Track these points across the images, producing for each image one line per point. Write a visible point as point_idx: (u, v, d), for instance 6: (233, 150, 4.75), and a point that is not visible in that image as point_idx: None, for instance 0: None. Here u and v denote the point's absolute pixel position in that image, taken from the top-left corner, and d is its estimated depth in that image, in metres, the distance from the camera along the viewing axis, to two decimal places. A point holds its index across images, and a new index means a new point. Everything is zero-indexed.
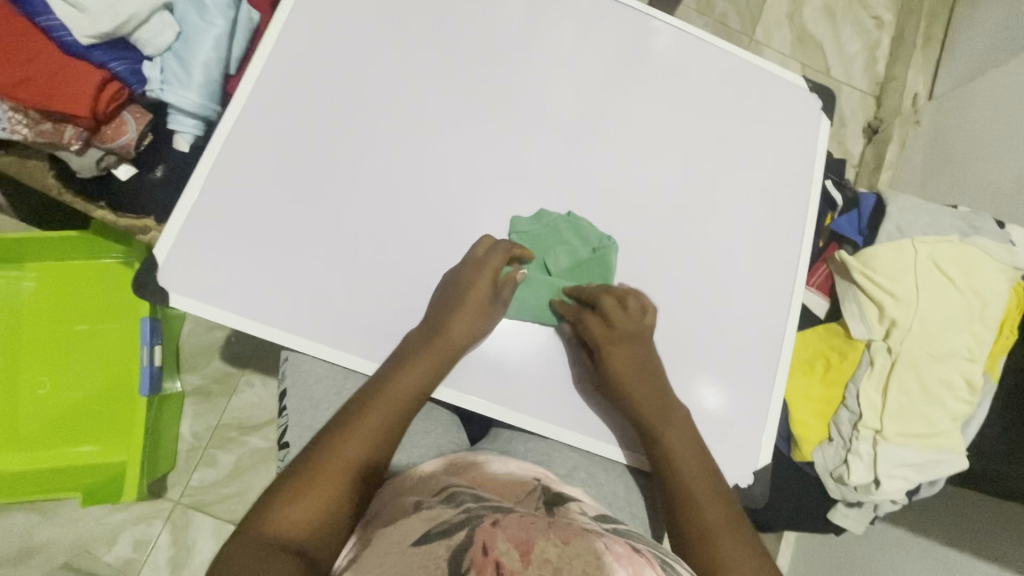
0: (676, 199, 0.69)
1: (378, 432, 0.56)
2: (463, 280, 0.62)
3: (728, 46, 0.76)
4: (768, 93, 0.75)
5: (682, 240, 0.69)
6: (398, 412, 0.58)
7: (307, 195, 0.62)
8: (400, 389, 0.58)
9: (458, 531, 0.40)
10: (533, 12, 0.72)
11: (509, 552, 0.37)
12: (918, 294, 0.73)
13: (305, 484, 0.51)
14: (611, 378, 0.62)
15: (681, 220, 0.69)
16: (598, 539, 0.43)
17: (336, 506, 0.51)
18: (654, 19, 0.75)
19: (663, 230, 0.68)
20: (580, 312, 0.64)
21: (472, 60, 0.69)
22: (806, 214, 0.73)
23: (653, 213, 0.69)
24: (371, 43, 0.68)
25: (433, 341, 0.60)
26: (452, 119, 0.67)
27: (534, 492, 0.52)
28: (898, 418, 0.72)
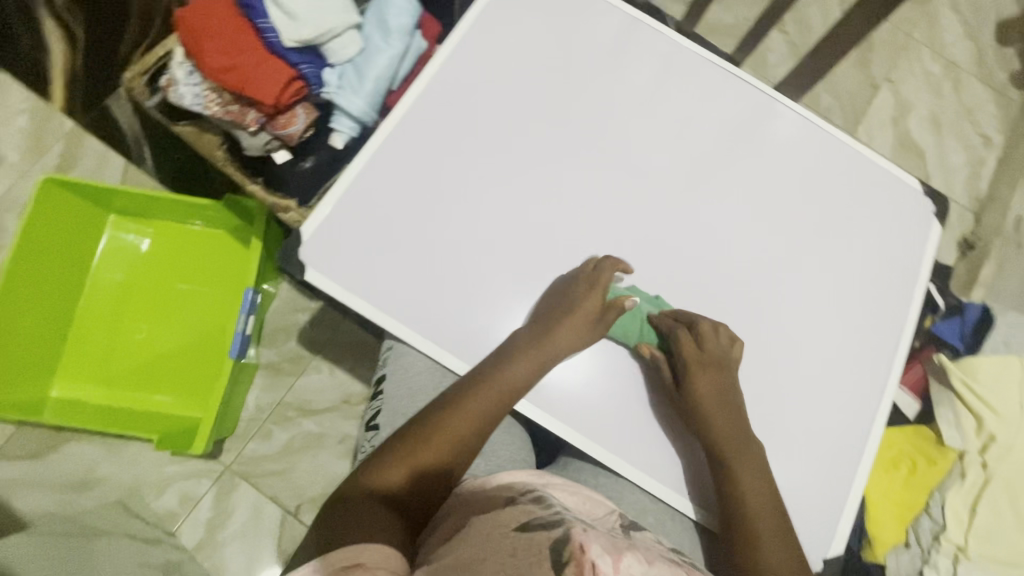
0: (779, 272, 0.72)
1: (472, 422, 0.62)
2: (568, 294, 0.66)
3: (848, 138, 0.79)
4: (882, 188, 0.78)
5: (779, 313, 0.70)
6: (496, 404, 0.63)
7: (441, 205, 0.68)
8: (495, 386, 0.63)
9: (555, 527, 0.46)
10: (667, 79, 0.79)
11: (603, 556, 0.42)
12: (1017, 416, 0.76)
13: (405, 454, 0.60)
14: (691, 400, 0.65)
15: (780, 293, 0.71)
16: (677, 565, 0.47)
17: (428, 473, 0.60)
18: (779, 102, 0.79)
19: (762, 300, 0.70)
20: (674, 330, 0.67)
21: (605, 112, 0.76)
22: (908, 311, 0.73)
23: (754, 281, 0.71)
24: (518, 83, 0.75)
25: (537, 343, 0.64)
26: (580, 161, 0.73)
27: (608, 518, 0.57)
28: (981, 539, 0.74)
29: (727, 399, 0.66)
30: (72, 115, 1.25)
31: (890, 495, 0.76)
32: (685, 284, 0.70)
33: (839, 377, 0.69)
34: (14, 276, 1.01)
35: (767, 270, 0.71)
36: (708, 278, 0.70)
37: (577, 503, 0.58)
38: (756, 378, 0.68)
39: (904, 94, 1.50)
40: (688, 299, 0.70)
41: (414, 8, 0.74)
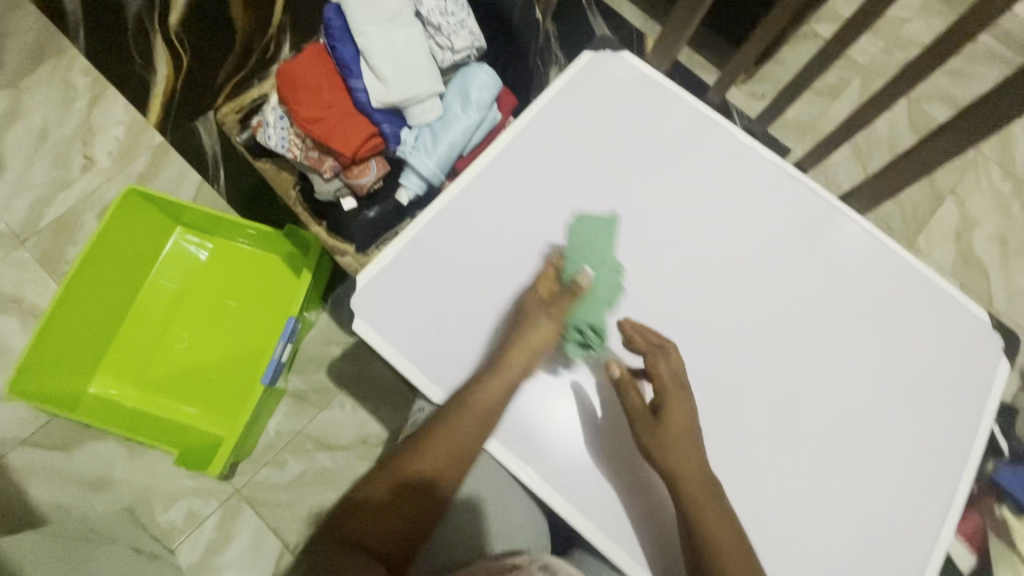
0: (820, 395, 0.71)
1: (444, 454, 0.63)
2: (524, 296, 0.69)
3: (914, 260, 0.77)
4: (943, 316, 0.75)
5: (815, 437, 0.70)
6: (467, 435, 0.63)
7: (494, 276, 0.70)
8: (465, 414, 0.63)
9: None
10: (730, 180, 0.80)
11: None
12: None
13: (384, 487, 0.62)
14: (665, 430, 0.63)
15: (818, 416, 0.71)
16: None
17: (407, 514, 0.61)
18: (844, 214, 0.79)
19: (799, 421, 0.70)
20: (651, 349, 0.67)
21: (664, 206, 0.77)
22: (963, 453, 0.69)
23: (793, 402, 0.71)
24: (584, 166, 0.78)
25: (502, 363, 0.64)
26: (634, 254, 0.75)
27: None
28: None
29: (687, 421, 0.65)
30: (163, 131, 1.35)
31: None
32: (723, 390, 0.71)
33: (873, 514, 0.67)
34: (81, 274, 1.07)
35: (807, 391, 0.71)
36: (745, 391, 0.71)
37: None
38: (786, 500, 0.67)
39: (970, 209, 1.46)
40: (723, 406, 0.70)
41: (496, 83, 0.78)
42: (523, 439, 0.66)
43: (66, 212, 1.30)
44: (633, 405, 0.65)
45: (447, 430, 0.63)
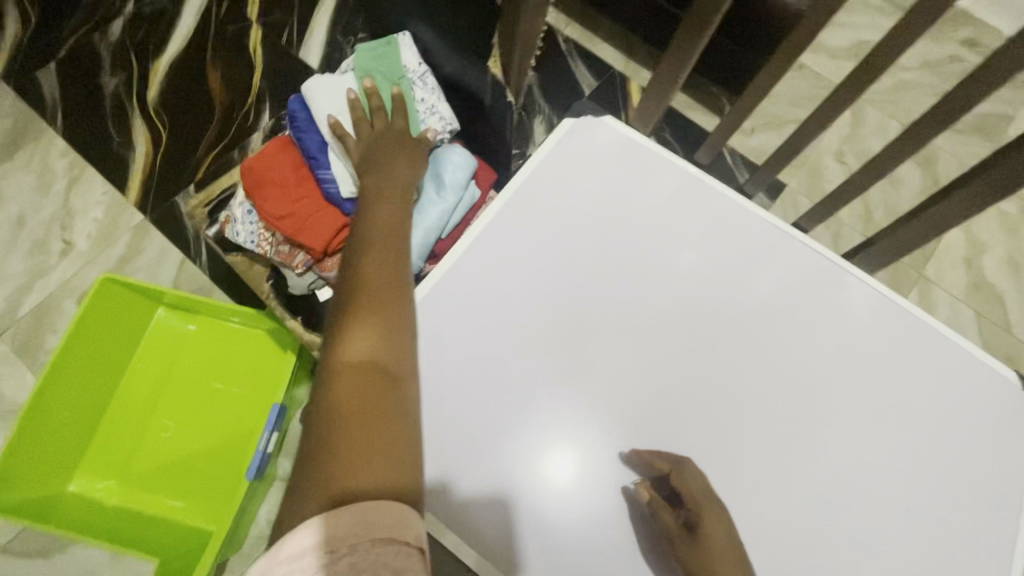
0: (838, 482, 0.67)
1: (389, 264, 0.60)
2: (393, 151, 0.73)
3: (936, 322, 0.72)
4: (970, 384, 0.70)
5: (834, 531, 0.65)
6: (392, 240, 0.63)
7: (478, 373, 0.69)
8: (379, 226, 0.64)
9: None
10: (728, 248, 0.75)
11: None
12: None
13: (344, 338, 0.55)
14: (707, 557, 0.62)
15: (838, 507, 0.66)
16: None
17: (381, 322, 0.57)
18: (851, 273, 0.74)
19: (816, 513, 0.66)
20: (676, 465, 0.66)
21: (651, 280, 0.74)
22: (985, 532, 0.65)
23: (809, 490, 0.66)
24: (566, 245, 0.74)
25: (385, 177, 0.70)
26: (627, 341, 0.71)
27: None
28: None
29: (726, 538, 0.63)
30: (142, 208, 1.32)
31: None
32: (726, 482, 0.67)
33: None
34: (57, 372, 1.03)
35: (823, 478, 0.67)
36: (755, 483, 0.67)
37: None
38: None
39: (976, 233, 1.41)
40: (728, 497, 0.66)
41: (470, 163, 0.81)
42: (514, 548, 0.64)
43: (45, 301, 1.26)
44: (671, 532, 0.64)
45: (378, 244, 0.62)
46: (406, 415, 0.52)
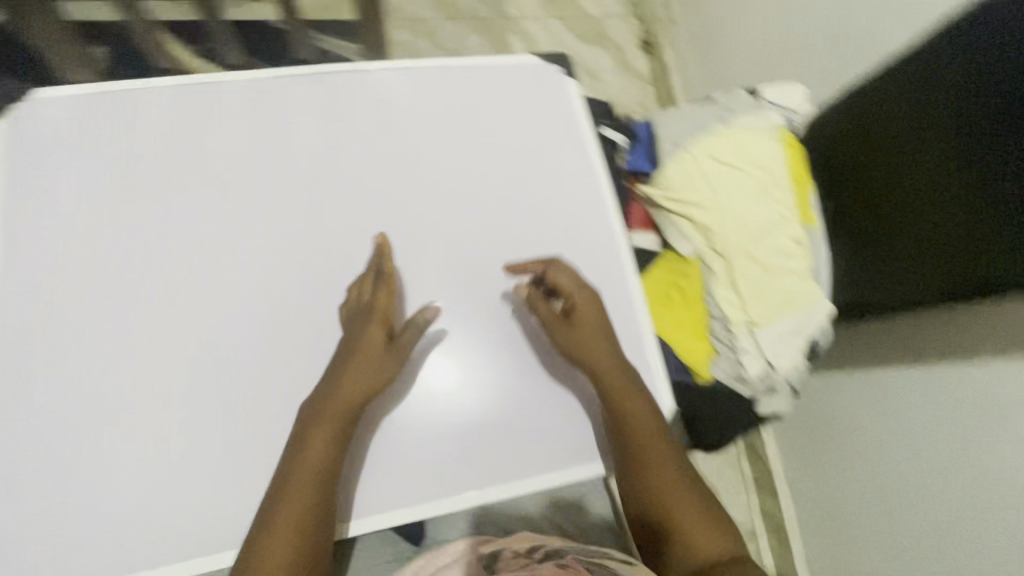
0: (485, 228, 0.70)
1: (316, 488, 0.56)
2: (361, 334, 0.61)
3: (457, 61, 0.76)
4: (511, 84, 0.77)
5: (509, 263, 0.69)
6: (364, 354, 0.60)
7: (120, 418, 0.59)
8: (319, 444, 0.57)
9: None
10: (263, 125, 0.69)
11: None
12: None
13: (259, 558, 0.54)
14: (575, 339, 0.64)
15: (500, 244, 0.69)
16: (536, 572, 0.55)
17: (327, 447, 0.57)
18: (370, 70, 0.74)
19: (487, 262, 0.69)
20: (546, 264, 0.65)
21: (212, 199, 0.66)
22: (594, 172, 0.74)
23: (468, 246, 0.69)
24: (107, 238, 0.64)
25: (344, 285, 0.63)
26: (233, 274, 0.64)
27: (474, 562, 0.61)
28: (749, 305, 0.71)
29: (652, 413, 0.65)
30: None
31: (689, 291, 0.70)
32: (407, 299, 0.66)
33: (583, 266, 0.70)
34: None
35: (472, 234, 0.69)
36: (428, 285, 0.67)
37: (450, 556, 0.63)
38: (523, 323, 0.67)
39: None
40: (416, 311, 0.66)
41: None
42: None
43: None
44: (546, 317, 0.65)
45: (346, 365, 0.60)
46: (293, 537, 0.55)
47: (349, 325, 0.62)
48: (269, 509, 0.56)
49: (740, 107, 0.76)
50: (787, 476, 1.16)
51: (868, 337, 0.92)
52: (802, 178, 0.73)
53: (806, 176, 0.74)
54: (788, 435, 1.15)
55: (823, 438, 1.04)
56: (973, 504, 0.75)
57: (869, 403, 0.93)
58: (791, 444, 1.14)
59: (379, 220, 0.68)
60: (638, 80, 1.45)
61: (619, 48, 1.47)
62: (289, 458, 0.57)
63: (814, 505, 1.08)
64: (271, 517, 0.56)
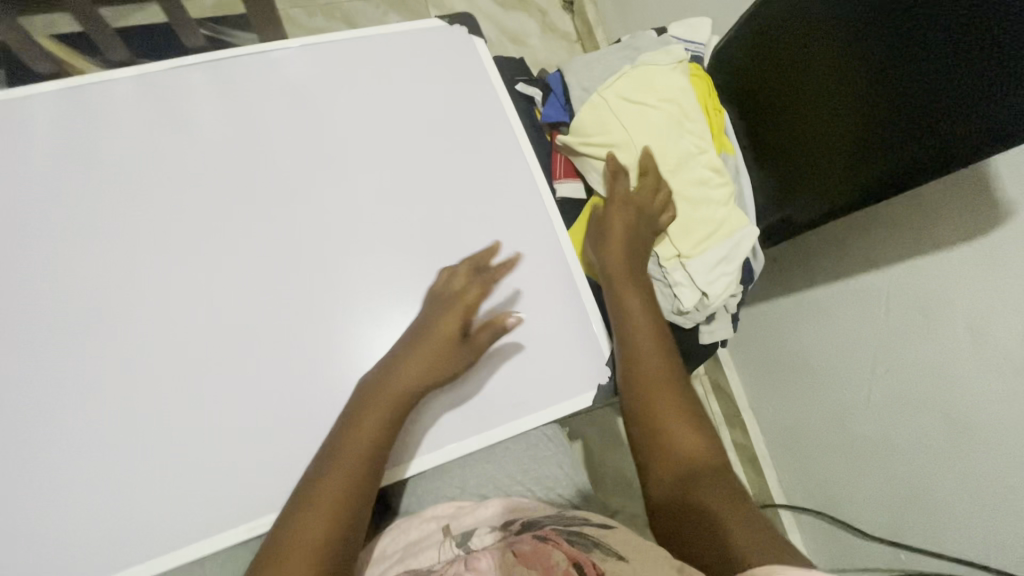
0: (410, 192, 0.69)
1: (369, 460, 0.54)
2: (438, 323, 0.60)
3: (360, 31, 0.75)
4: (419, 49, 0.76)
5: (438, 223, 0.68)
6: (440, 338, 0.59)
7: (44, 435, 0.56)
8: (374, 413, 0.56)
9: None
10: (164, 118, 0.67)
11: None
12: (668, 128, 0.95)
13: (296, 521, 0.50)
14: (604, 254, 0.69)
15: (427, 206, 0.68)
16: (510, 551, 0.50)
17: (385, 423, 0.56)
18: (270, 49, 0.72)
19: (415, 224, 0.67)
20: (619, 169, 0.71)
21: (120, 200, 0.64)
22: (511, 125, 0.73)
23: (396, 213, 0.68)
24: (9, 254, 0.60)
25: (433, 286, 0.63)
26: (151, 271, 0.62)
27: (449, 538, 0.56)
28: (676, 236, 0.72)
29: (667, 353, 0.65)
30: None
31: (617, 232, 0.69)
32: (338, 273, 0.64)
33: (515, 219, 0.69)
34: None
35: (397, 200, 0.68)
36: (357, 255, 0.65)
37: (423, 531, 0.58)
38: None
39: None
40: (348, 284, 0.64)
41: None
42: (232, 507, 0.56)
43: None
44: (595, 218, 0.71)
45: (421, 345, 0.59)
46: (330, 499, 0.52)
47: (427, 312, 0.62)
48: (311, 474, 0.54)
49: (647, 48, 0.76)
50: (752, 405, 1.20)
51: (800, 258, 0.96)
52: (713, 109, 0.76)
53: (717, 107, 0.77)
54: (747, 366, 1.19)
55: (777, 361, 1.08)
56: (917, 395, 0.79)
57: (809, 319, 0.97)
58: (751, 374, 1.18)
59: (299, 198, 0.66)
60: (565, 42, 1.45)
61: (541, 11, 1.45)
62: (342, 425, 0.56)
63: (780, 428, 1.12)
64: (311, 481, 0.53)
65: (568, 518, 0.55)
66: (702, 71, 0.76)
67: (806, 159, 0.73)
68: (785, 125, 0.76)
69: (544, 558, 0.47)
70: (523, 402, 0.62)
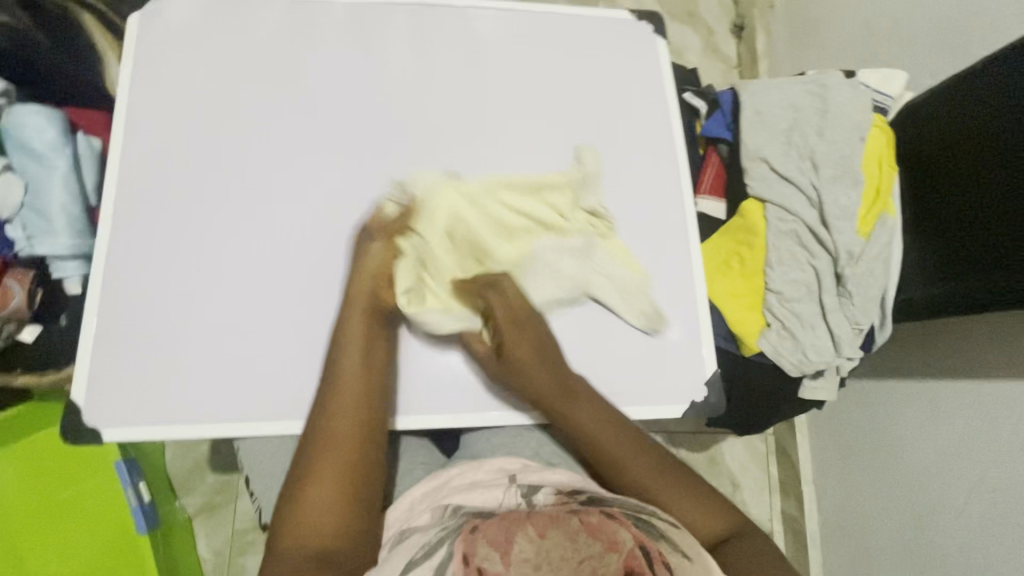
0: (560, 166, 0.71)
1: (353, 424, 0.57)
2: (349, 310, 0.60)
3: (552, 8, 0.78)
4: (603, 36, 0.78)
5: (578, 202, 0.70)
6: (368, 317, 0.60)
7: (203, 288, 0.63)
8: (346, 383, 0.58)
9: (440, 547, 0.51)
10: (366, 41, 0.73)
11: (489, 556, 0.48)
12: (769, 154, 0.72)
13: (300, 498, 0.55)
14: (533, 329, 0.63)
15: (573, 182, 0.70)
16: (575, 516, 0.51)
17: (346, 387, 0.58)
18: (470, 6, 0.77)
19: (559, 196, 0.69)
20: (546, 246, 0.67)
21: (310, 106, 0.70)
22: (673, 130, 0.74)
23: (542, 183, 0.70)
24: (210, 125, 0.68)
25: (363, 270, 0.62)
26: (323, 171, 0.68)
27: (516, 486, 0.58)
28: (549, 276, 0.65)
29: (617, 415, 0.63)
30: None
31: (456, 270, 0.64)
32: None
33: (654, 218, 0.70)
34: None
35: (547, 170, 0.71)
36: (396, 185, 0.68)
37: (489, 476, 0.60)
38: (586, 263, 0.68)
39: None
40: None
41: (54, 115, 0.66)
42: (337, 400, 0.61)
43: None
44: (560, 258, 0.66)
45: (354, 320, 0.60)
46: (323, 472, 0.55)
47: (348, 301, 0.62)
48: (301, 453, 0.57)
49: (835, 86, 0.72)
50: (817, 480, 1.13)
51: (925, 344, 0.90)
52: (888, 164, 0.71)
53: (892, 162, 0.72)
54: (822, 440, 1.13)
55: (862, 442, 1.02)
56: (1009, 522, 0.74)
57: (916, 412, 0.90)
58: (825, 447, 1.12)
59: (458, 144, 0.70)
60: (722, 65, 1.42)
61: (707, 29, 1.43)
62: (316, 404, 0.58)
63: (839, 510, 1.06)
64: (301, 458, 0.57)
65: (638, 505, 0.55)
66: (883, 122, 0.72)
67: (965, 242, 0.68)
68: (954, 202, 0.70)
69: (607, 533, 0.49)
70: (612, 393, 0.64)
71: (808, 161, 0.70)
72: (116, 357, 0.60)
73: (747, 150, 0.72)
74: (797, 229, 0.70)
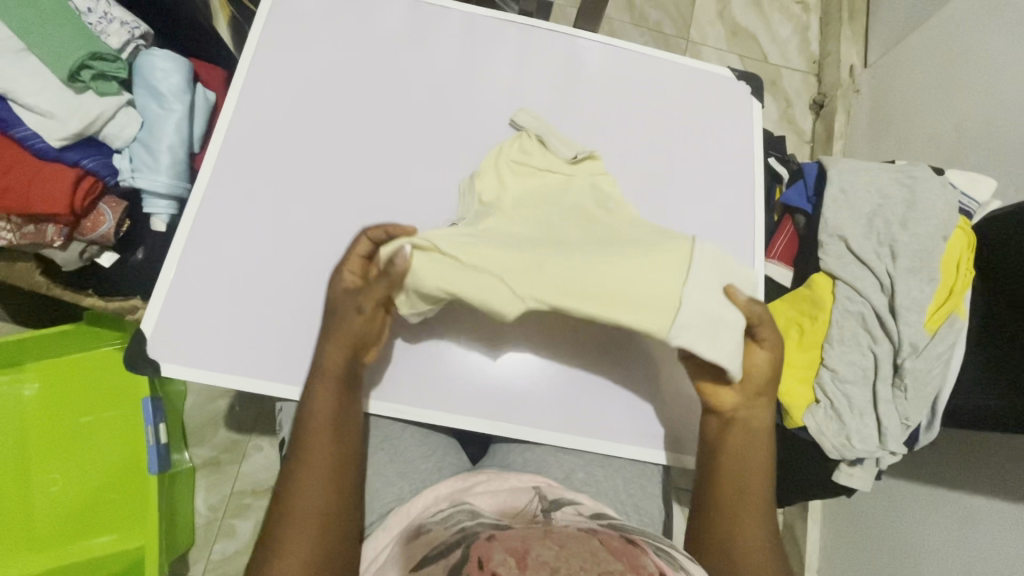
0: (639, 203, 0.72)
1: (321, 479, 0.56)
2: (342, 311, 0.59)
3: (656, 51, 0.80)
4: (701, 87, 0.79)
5: None
6: (357, 323, 0.58)
7: (282, 251, 0.65)
8: (317, 430, 0.58)
9: (454, 551, 0.44)
10: (474, 48, 0.76)
11: (505, 561, 0.39)
12: (853, 236, 0.72)
13: (276, 545, 0.53)
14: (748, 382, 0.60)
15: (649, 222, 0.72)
16: (594, 537, 0.43)
17: (332, 396, 0.58)
18: (579, 37, 0.79)
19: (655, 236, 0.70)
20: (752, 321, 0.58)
21: (414, 100, 0.73)
22: (755, 190, 0.75)
23: None
24: (319, 98, 0.71)
25: (347, 290, 0.60)
26: (413, 163, 0.70)
27: (530, 509, 0.52)
28: (609, 270, 0.55)
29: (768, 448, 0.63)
30: None
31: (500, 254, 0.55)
32: None
33: None
34: None
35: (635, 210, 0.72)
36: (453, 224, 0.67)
37: (517, 484, 0.57)
38: None
39: None
40: None
41: (180, 64, 0.71)
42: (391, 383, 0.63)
43: None
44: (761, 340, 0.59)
45: (342, 324, 0.59)
46: (307, 490, 0.56)
47: (342, 305, 0.59)
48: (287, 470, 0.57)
49: (925, 180, 0.72)
50: (820, 570, 1.11)
51: (962, 454, 0.87)
52: (967, 266, 0.70)
53: (972, 266, 0.71)
54: (836, 532, 1.10)
55: (879, 540, 0.99)
56: None
57: (946, 522, 0.87)
58: (838, 536, 1.09)
59: None
60: (796, 137, 1.44)
61: (788, 100, 1.46)
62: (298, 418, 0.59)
63: None
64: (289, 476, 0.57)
65: (657, 540, 0.48)
66: (966, 225, 0.72)
67: None
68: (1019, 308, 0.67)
69: (631, 558, 0.41)
70: (647, 434, 0.65)
71: (887, 248, 0.71)
72: (191, 300, 0.62)
73: (826, 226, 0.73)
74: (864, 312, 0.71)
